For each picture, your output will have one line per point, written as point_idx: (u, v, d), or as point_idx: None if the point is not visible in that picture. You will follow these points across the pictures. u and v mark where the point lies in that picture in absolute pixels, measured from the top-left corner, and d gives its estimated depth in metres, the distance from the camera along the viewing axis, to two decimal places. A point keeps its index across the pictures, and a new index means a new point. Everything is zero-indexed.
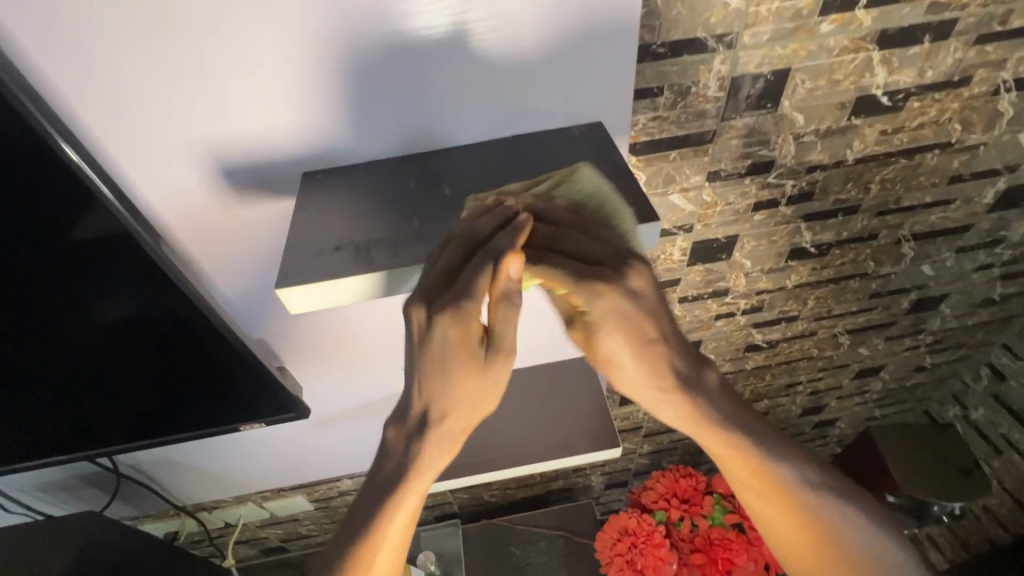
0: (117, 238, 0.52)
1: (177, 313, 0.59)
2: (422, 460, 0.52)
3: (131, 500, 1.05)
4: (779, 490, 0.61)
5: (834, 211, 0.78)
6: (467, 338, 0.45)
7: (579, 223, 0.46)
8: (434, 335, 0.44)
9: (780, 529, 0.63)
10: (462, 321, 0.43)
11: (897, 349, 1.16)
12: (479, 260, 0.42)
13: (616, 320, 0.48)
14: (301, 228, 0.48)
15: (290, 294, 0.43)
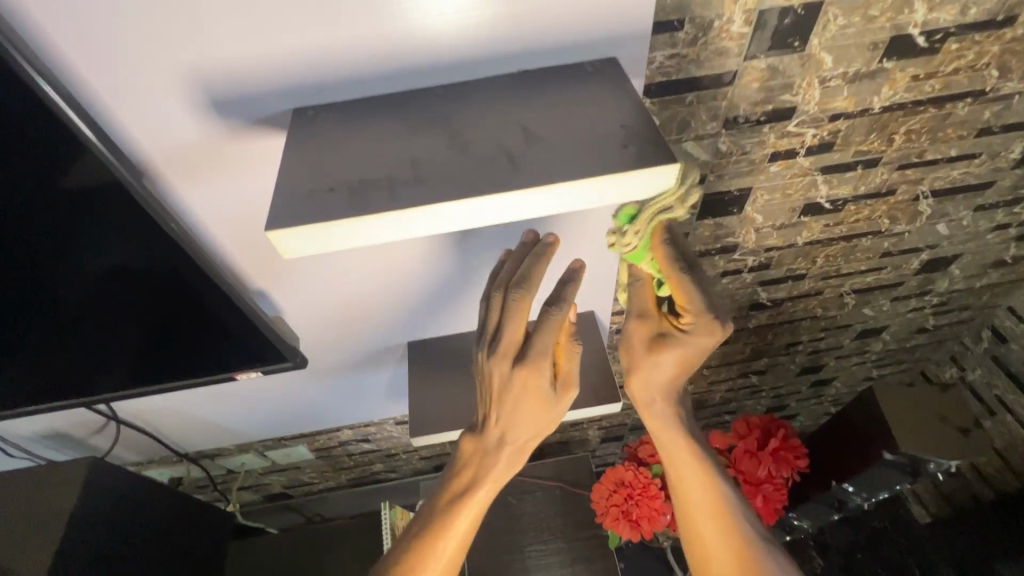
0: (106, 184, 0.49)
1: (166, 260, 0.56)
2: (496, 470, 0.67)
3: (133, 447, 1.06)
4: (718, 509, 0.72)
5: (853, 164, 0.74)
6: (541, 379, 0.61)
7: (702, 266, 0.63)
8: (516, 379, 0.60)
9: (716, 555, 0.71)
10: (535, 361, 0.59)
11: (902, 309, 1.15)
12: (547, 320, 0.58)
13: (697, 350, 0.66)
14: (292, 167, 0.45)
15: (282, 236, 0.40)
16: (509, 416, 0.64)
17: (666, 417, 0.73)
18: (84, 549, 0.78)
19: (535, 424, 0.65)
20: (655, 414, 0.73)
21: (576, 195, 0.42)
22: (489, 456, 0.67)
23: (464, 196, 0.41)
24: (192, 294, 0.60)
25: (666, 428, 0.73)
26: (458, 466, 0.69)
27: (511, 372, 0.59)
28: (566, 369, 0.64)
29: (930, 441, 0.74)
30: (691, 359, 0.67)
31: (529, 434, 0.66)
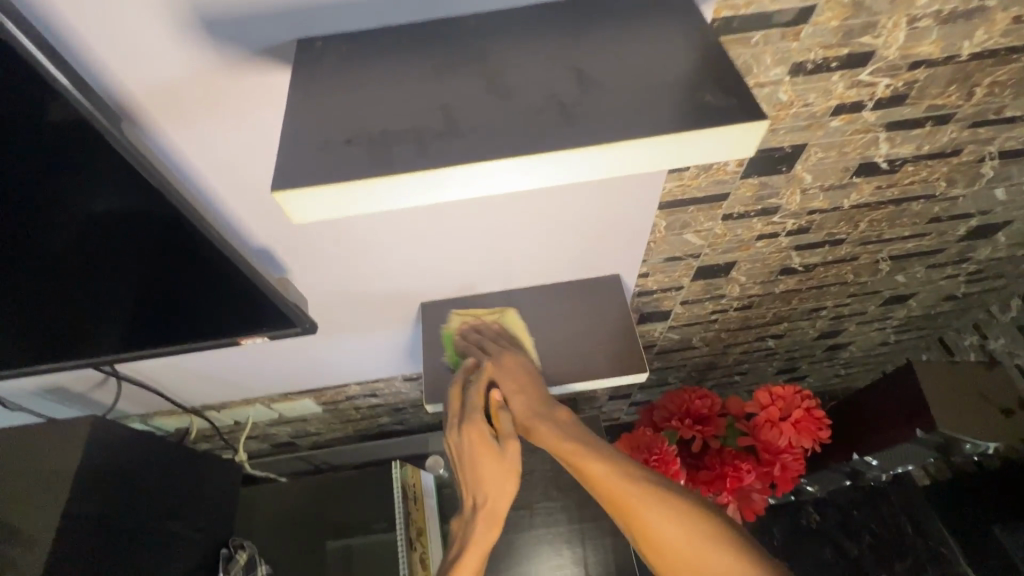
0: (83, 131, 0.41)
1: (158, 217, 0.50)
2: (474, 539, 0.67)
3: (137, 400, 1.04)
4: (639, 489, 0.58)
5: (923, 119, 0.66)
6: (484, 437, 0.67)
7: (484, 338, 0.77)
8: (465, 442, 0.68)
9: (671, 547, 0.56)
10: (473, 424, 0.67)
11: (935, 277, 1.10)
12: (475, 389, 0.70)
13: (504, 374, 0.71)
14: (300, 112, 0.38)
15: (293, 199, 0.34)
16: (474, 480, 0.68)
17: (553, 435, 0.64)
18: (89, 507, 0.76)
19: (501, 487, 0.68)
20: (542, 438, 0.65)
21: (640, 155, 0.35)
22: (468, 526, 0.69)
23: (508, 154, 0.34)
24: (190, 254, 0.54)
25: (556, 440, 0.64)
26: (452, 543, 0.70)
27: (458, 439, 0.69)
28: (507, 426, 0.69)
29: (968, 419, 0.71)
30: (519, 381, 0.70)
31: (497, 496, 0.68)
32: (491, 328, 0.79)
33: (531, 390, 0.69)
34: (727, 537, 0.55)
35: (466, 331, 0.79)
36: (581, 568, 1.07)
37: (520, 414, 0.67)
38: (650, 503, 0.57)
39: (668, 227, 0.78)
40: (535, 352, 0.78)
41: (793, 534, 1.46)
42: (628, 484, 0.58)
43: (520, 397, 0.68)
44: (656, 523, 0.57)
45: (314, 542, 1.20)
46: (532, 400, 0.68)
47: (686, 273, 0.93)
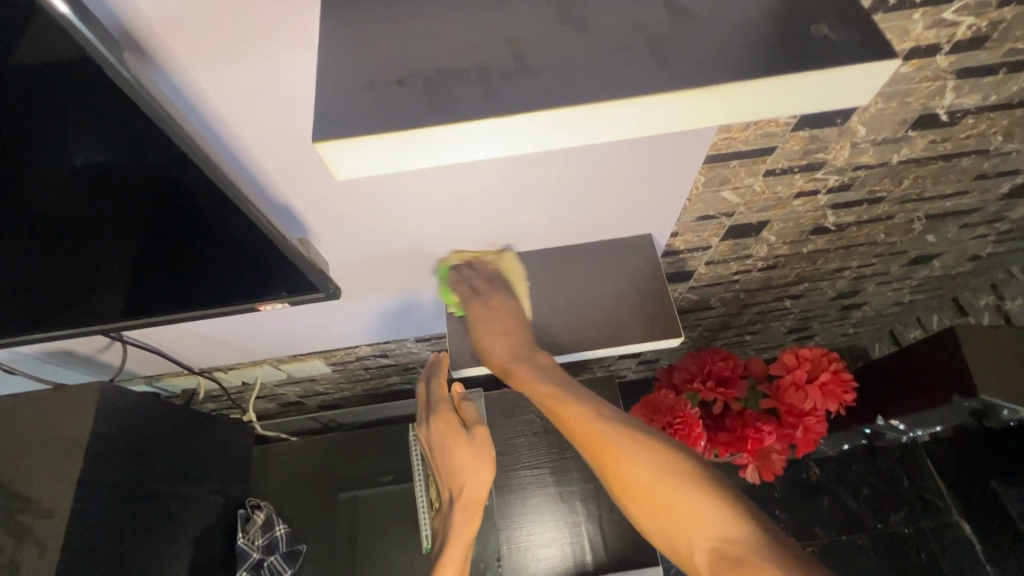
0: (84, 67, 0.35)
1: (169, 169, 0.44)
2: (454, 522, 0.75)
3: (143, 363, 1.00)
4: (613, 429, 0.62)
5: (998, 66, 0.61)
6: (449, 423, 0.78)
7: (484, 276, 0.76)
8: (433, 432, 0.78)
9: (646, 489, 0.58)
10: (440, 413, 0.79)
11: (965, 237, 1.07)
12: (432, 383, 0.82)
13: (493, 318, 0.73)
14: (336, 45, 0.32)
15: (342, 150, 0.29)
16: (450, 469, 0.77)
17: (528, 374, 0.68)
18: (103, 473, 0.74)
19: (474, 475, 0.76)
20: (517, 376, 0.69)
21: (744, 102, 0.30)
22: (449, 515, 0.77)
23: (591, 99, 0.29)
24: (207, 212, 0.49)
25: (536, 381, 0.68)
26: (438, 537, 0.78)
27: (428, 432, 0.80)
28: (471, 415, 0.79)
29: (1009, 385, 0.69)
30: (505, 325, 0.73)
31: (471, 483, 0.76)
32: (486, 270, 0.76)
33: (515, 333, 0.72)
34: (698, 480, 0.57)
35: (460, 269, 0.76)
36: (596, 523, 1.07)
37: (500, 354, 0.71)
38: (618, 444, 0.61)
39: (706, 183, 0.73)
40: (526, 302, 0.76)
41: (794, 486, 1.44)
42: (603, 423, 0.62)
43: (502, 337, 0.72)
44: (631, 463, 0.59)
45: (326, 499, 1.20)
46: (514, 345, 0.71)
47: (716, 233, 0.88)
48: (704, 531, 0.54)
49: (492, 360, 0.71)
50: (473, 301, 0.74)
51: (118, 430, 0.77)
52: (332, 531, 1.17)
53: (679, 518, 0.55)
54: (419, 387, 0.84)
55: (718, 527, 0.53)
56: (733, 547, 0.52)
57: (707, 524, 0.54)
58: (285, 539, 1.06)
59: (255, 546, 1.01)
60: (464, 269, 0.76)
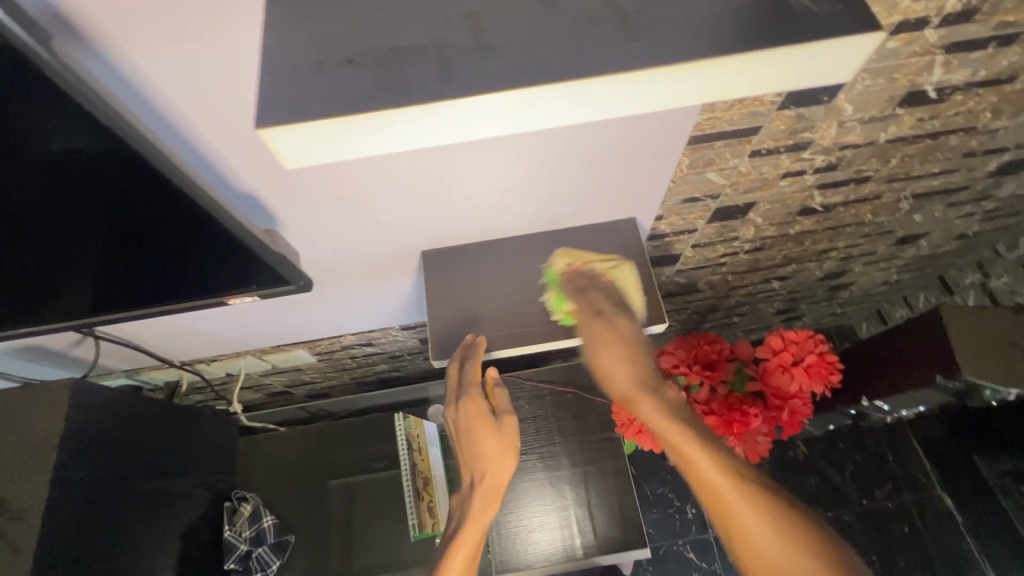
0: (15, 65, 0.32)
1: (121, 165, 0.41)
2: (474, 509, 0.73)
3: (120, 357, 0.98)
4: (729, 478, 0.58)
5: (987, 40, 0.59)
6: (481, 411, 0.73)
7: (604, 287, 0.73)
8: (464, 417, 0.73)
9: (760, 549, 0.55)
10: (471, 399, 0.72)
11: (952, 216, 1.06)
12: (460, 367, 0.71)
13: (617, 339, 0.68)
14: (282, 22, 0.29)
15: (287, 137, 0.27)
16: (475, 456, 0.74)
17: (646, 408, 0.66)
18: (80, 472, 0.72)
19: (498, 464, 0.74)
20: (637, 405, 0.67)
21: (720, 79, 0.29)
22: (468, 500, 0.75)
23: (558, 78, 0.27)
24: (165, 208, 0.46)
25: (660, 417, 0.65)
26: (451, 520, 0.76)
27: (458, 415, 0.74)
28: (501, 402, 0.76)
29: (993, 366, 0.69)
30: (625, 343, 0.68)
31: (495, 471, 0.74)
32: (602, 279, 0.73)
33: (637, 354, 0.68)
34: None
35: (570, 274, 0.74)
36: (585, 508, 1.07)
37: (619, 381, 0.68)
38: (730, 496, 0.57)
39: (691, 165, 0.71)
40: (643, 312, 0.72)
41: (782, 465, 1.46)
42: (716, 470, 0.58)
43: (625, 360, 0.68)
44: (745, 520, 0.56)
45: (315, 489, 1.20)
46: (632, 373, 0.68)
47: (702, 216, 0.87)
48: None
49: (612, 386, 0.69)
50: (592, 317, 0.70)
51: (93, 429, 0.76)
52: (322, 521, 1.17)
53: None
54: (449, 366, 0.72)
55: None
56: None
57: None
58: (273, 530, 1.05)
59: (242, 538, 1.01)
60: (580, 275, 0.73)
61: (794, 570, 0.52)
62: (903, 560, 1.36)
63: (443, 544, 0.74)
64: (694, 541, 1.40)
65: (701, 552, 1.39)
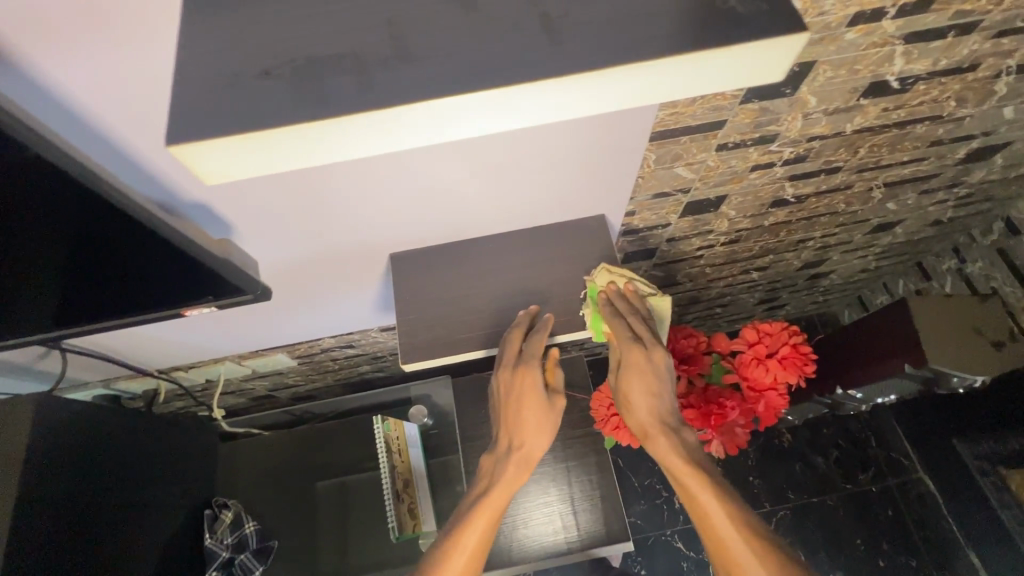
0: None
1: (52, 188, 0.40)
2: (505, 476, 0.70)
3: (90, 368, 0.96)
4: (747, 539, 0.58)
5: (946, 29, 0.59)
6: (535, 382, 0.69)
7: (642, 311, 0.71)
8: (516, 384, 0.70)
9: None
10: (530, 368, 0.68)
11: (925, 204, 1.07)
12: (519, 338, 0.69)
13: (651, 374, 0.67)
14: (197, 34, 0.29)
15: (197, 153, 0.26)
16: (512, 423, 0.72)
17: (666, 447, 0.67)
18: (49, 489, 0.72)
19: (540, 432, 0.71)
20: (655, 443, 0.68)
21: (645, 83, 0.28)
22: (501, 463, 0.71)
23: (478, 85, 0.27)
24: (101, 224, 0.45)
25: (674, 458, 0.66)
26: (477, 482, 0.73)
27: (510, 380, 0.70)
28: (555, 380, 0.73)
29: (956, 353, 0.70)
30: (654, 381, 0.68)
31: (534, 440, 0.71)
32: (640, 303, 0.71)
33: (663, 392, 0.68)
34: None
35: (612, 293, 0.71)
36: (569, 504, 1.07)
37: (643, 416, 0.69)
38: (746, 558, 0.57)
39: (657, 160, 0.70)
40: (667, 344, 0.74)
41: (766, 453, 1.47)
42: (733, 529, 0.59)
43: (651, 397, 0.68)
44: None
45: (300, 493, 1.19)
46: (655, 407, 0.68)
47: (674, 210, 0.87)
48: None
49: (635, 421, 0.70)
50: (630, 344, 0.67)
51: (56, 446, 0.74)
52: (307, 525, 1.16)
53: None
54: (511, 333, 0.69)
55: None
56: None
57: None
58: (255, 536, 1.07)
59: (224, 544, 1.01)
60: (621, 295, 0.71)
61: None
62: (886, 543, 1.38)
63: (466, 504, 0.70)
64: (682, 531, 1.41)
65: (689, 542, 1.40)
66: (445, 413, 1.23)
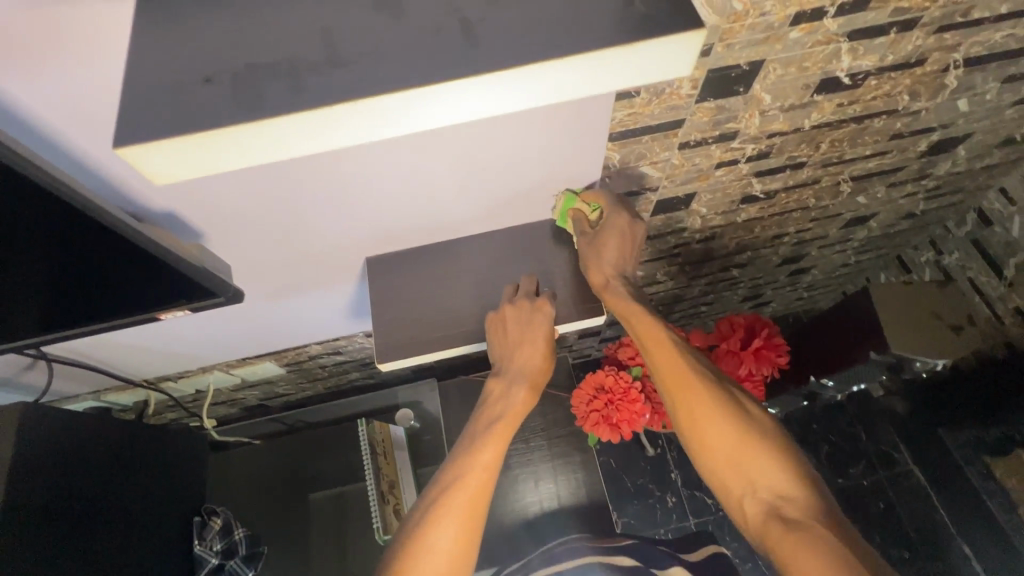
0: None
1: (23, 201, 0.41)
2: (509, 405, 0.72)
3: (77, 378, 0.98)
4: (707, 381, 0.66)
5: (887, 26, 0.61)
6: (544, 327, 0.72)
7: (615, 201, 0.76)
8: (527, 322, 0.71)
9: (717, 440, 0.62)
10: (542, 311, 0.71)
11: (895, 197, 1.09)
12: (527, 293, 0.73)
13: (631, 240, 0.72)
14: (146, 48, 0.31)
15: (141, 155, 0.28)
16: (513, 350, 0.72)
17: (625, 297, 0.69)
18: (33, 495, 0.73)
19: (536, 365, 0.74)
20: (615, 295, 0.70)
21: (560, 82, 0.30)
22: (503, 393, 0.73)
23: (402, 87, 0.29)
24: (69, 231, 0.46)
25: (627, 304, 0.69)
26: (477, 409, 0.74)
27: (524, 319, 0.71)
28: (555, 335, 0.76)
29: (917, 340, 0.73)
30: (627, 243, 0.72)
31: (533, 372, 0.74)
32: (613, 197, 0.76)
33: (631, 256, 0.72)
34: (773, 444, 0.61)
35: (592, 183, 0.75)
36: (556, 501, 1.08)
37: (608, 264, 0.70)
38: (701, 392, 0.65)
39: (622, 160, 0.72)
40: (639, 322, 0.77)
41: None
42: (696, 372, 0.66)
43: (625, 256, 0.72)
44: (711, 413, 0.63)
45: (291, 500, 1.20)
46: (621, 266, 0.71)
47: (646, 208, 0.88)
48: (772, 485, 0.59)
49: (600, 269, 0.70)
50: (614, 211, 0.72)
51: (42, 452, 0.76)
52: (299, 531, 1.17)
53: (746, 468, 0.60)
54: (521, 288, 0.73)
55: (781, 484, 0.58)
56: (791, 505, 0.56)
57: (772, 479, 0.59)
58: (244, 542, 1.09)
59: (213, 551, 1.03)
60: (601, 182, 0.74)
61: (750, 455, 0.60)
62: (879, 535, 1.38)
63: (469, 433, 0.72)
64: (674, 530, 1.42)
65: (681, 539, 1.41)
66: (433, 417, 1.25)
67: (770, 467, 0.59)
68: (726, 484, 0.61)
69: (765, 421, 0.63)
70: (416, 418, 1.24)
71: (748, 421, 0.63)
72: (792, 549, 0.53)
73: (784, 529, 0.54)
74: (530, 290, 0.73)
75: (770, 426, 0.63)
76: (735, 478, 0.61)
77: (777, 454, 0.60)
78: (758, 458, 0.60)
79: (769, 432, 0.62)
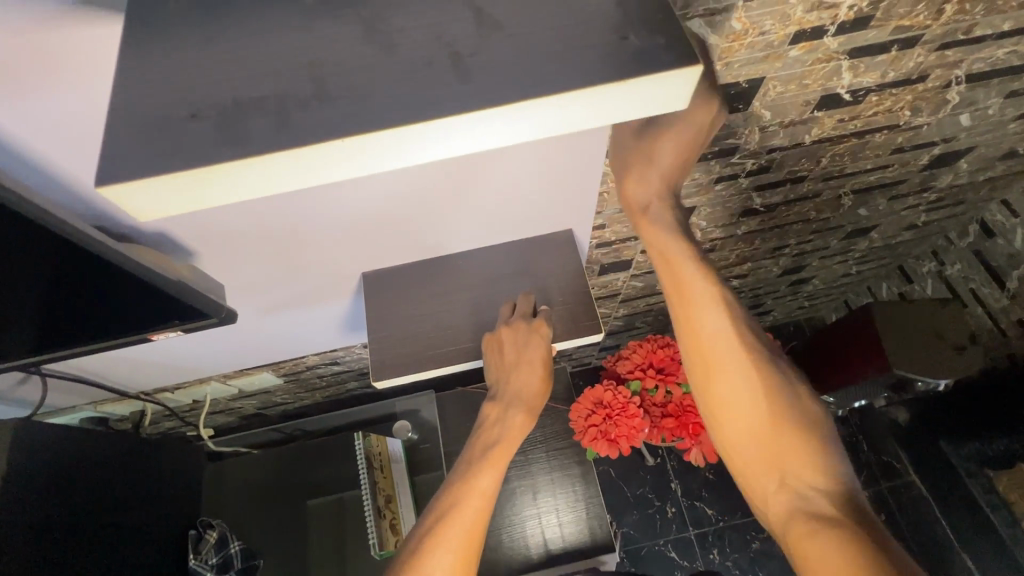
0: None
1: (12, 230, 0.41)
2: (507, 429, 0.72)
3: (73, 390, 0.97)
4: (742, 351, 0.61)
5: (888, 44, 0.60)
6: (543, 346, 0.71)
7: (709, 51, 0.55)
8: (526, 343, 0.70)
9: (743, 416, 0.60)
10: (540, 333, 0.70)
11: (897, 209, 1.08)
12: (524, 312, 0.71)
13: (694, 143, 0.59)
14: (132, 80, 0.30)
15: (128, 194, 0.28)
16: (510, 373, 0.72)
17: (667, 226, 0.62)
18: (27, 514, 0.72)
19: (533, 388, 0.74)
20: (653, 223, 0.62)
21: (552, 118, 0.30)
22: (500, 416, 0.73)
23: (391, 124, 0.28)
24: (59, 257, 0.46)
25: (669, 239, 0.61)
26: (475, 431, 0.74)
27: (522, 340, 0.70)
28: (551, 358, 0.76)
29: (917, 358, 0.73)
30: (688, 150, 0.60)
31: (529, 395, 0.74)
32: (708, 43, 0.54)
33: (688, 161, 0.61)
34: (811, 437, 0.59)
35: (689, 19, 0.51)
36: (554, 515, 1.07)
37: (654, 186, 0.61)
38: (733, 361, 0.61)
39: None
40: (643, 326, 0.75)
41: None
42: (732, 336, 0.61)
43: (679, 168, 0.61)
44: (739, 386, 0.61)
45: (288, 512, 1.19)
46: (671, 180, 0.62)
47: None
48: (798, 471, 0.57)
49: (644, 186, 0.62)
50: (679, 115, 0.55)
51: (37, 468, 0.75)
52: (296, 543, 1.16)
53: (774, 450, 0.59)
54: (518, 308, 0.72)
55: (805, 471, 0.57)
56: (816, 495, 0.55)
57: (802, 469, 0.57)
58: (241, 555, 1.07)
59: (208, 565, 1.02)
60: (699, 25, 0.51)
61: (777, 438, 0.59)
62: None
63: (467, 458, 0.71)
64: (674, 541, 1.41)
65: (682, 551, 1.40)
66: (431, 428, 1.24)
67: (796, 452, 0.58)
68: (754, 472, 0.60)
69: (808, 410, 0.60)
70: (414, 429, 1.23)
71: (785, 404, 0.60)
72: (811, 543, 0.52)
73: (807, 523, 0.53)
74: (528, 309, 0.72)
75: (812, 417, 0.60)
76: (758, 458, 0.60)
77: (804, 437, 0.58)
78: (784, 442, 0.58)
79: (810, 423, 0.59)
